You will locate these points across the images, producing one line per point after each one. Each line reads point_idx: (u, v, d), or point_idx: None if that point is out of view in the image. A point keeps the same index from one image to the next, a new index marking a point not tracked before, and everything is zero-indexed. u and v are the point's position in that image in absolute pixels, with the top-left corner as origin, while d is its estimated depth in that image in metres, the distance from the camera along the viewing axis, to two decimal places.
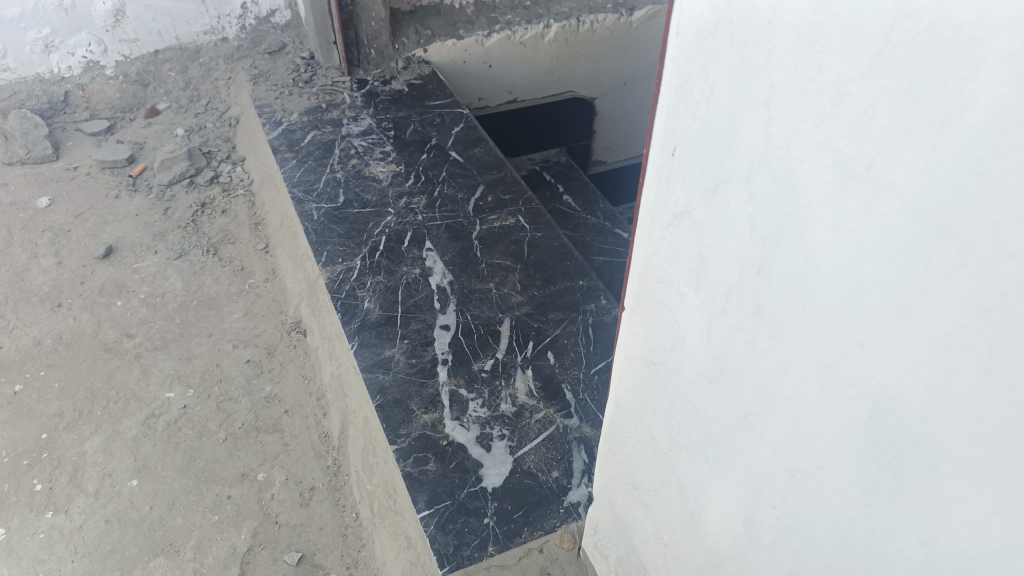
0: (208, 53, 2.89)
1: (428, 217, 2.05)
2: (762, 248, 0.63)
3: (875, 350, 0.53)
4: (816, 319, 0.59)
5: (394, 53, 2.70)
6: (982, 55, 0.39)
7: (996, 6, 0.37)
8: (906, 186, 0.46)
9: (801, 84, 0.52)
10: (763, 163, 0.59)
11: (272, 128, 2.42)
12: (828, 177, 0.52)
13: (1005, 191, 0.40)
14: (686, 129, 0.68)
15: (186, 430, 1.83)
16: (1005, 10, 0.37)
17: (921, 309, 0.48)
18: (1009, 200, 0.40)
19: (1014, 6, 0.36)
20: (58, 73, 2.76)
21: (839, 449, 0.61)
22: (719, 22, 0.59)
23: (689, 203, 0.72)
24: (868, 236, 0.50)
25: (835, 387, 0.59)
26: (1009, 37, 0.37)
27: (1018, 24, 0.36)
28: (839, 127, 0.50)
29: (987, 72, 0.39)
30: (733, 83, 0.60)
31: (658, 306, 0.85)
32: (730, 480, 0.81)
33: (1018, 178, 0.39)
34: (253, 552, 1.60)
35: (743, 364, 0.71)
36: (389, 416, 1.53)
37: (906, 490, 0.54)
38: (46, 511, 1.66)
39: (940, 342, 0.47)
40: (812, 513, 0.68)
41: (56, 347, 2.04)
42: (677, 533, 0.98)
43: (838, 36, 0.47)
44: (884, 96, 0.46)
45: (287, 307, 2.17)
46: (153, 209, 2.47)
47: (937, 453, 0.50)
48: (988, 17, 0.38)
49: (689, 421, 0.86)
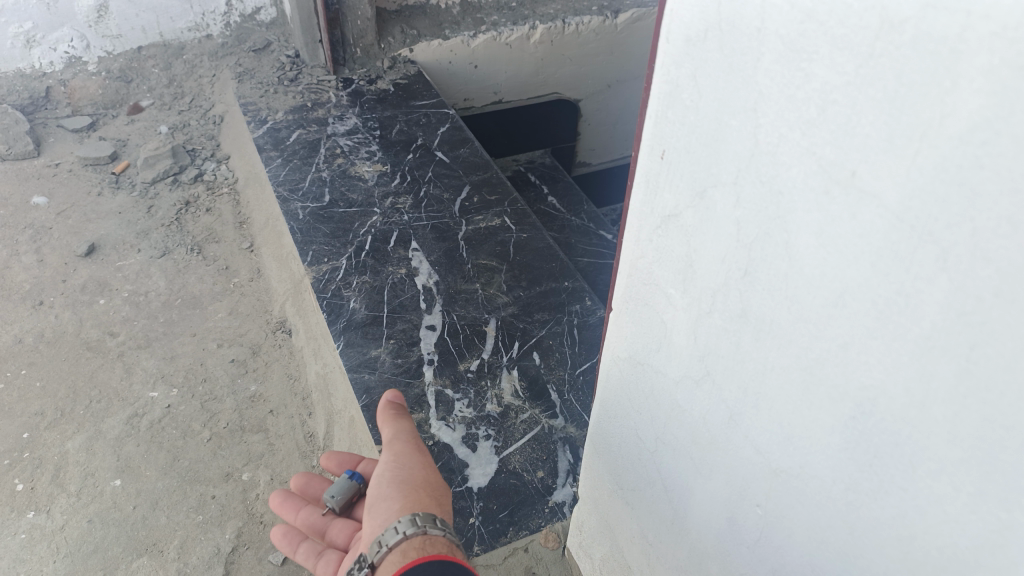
0: (193, 50, 2.87)
1: (414, 217, 2.06)
2: (748, 252, 0.65)
3: (857, 351, 0.56)
4: (800, 321, 0.61)
5: (380, 52, 2.70)
6: (964, 66, 0.41)
7: (978, 19, 0.39)
8: (889, 193, 0.48)
9: (788, 92, 0.54)
10: (751, 168, 0.61)
11: (257, 126, 2.41)
12: (814, 183, 0.54)
13: (984, 199, 0.42)
14: (675, 134, 0.70)
15: (170, 429, 1.82)
16: (987, 24, 0.39)
17: (902, 312, 0.50)
18: (989, 208, 0.42)
19: (994, 20, 0.38)
20: (39, 68, 2.73)
21: (820, 447, 0.63)
22: (708, 30, 0.61)
23: (677, 206, 0.74)
24: (851, 242, 0.53)
25: (817, 387, 0.61)
26: (989, 50, 0.39)
27: (998, 38, 0.38)
28: (825, 134, 0.52)
29: (967, 84, 0.41)
30: (721, 90, 0.62)
31: (645, 308, 0.87)
32: (714, 480, 0.83)
33: (997, 187, 0.41)
34: (237, 552, 1.60)
35: (728, 365, 0.74)
36: (374, 416, 1.54)
37: (886, 488, 0.57)
38: (28, 511, 1.65)
39: (920, 345, 0.50)
40: (794, 513, 0.70)
41: (37, 345, 2.02)
42: (661, 532, 1.01)
43: (824, 45, 0.49)
44: (868, 104, 0.48)
45: (272, 307, 2.18)
46: (136, 207, 2.45)
47: (917, 452, 0.53)
48: (970, 31, 0.40)
49: (675, 422, 0.88)
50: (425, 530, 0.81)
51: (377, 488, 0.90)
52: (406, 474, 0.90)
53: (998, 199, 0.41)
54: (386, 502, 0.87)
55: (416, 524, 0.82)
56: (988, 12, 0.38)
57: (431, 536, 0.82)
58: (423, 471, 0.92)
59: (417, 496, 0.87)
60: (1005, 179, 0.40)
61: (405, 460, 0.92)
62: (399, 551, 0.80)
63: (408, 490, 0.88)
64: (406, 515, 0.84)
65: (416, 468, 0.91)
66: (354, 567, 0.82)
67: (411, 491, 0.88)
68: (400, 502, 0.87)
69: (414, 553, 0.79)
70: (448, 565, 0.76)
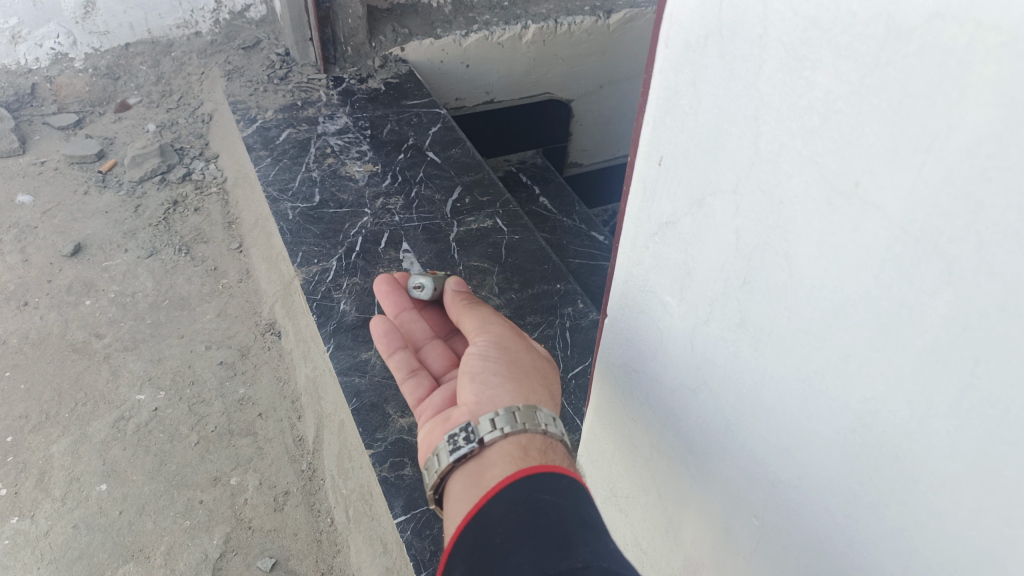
0: (181, 47, 2.83)
1: (405, 218, 2.05)
2: (747, 260, 0.65)
3: (858, 363, 0.56)
4: (800, 332, 0.61)
5: (370, 51, 2.67)
6: (972, 77, 0.40)
7: (986, 30, 0.39)
8: (893, 205, 0.48)
9: (790, 100, 0.54)
10: (751, 176, 0.61)
11: (246, 125, 2.39)
12: (815, 193, 0.54)
13: (990, 213, 0.42)
14: (673, 140, 0.70)
15: (157, 433, 1.80)
16: (996, 35, 0.38)
17: (905, 325, 0.50)
18: (996, 223, 0.41)
19: (1003, 32, 0.38)
20: (25, 64, 2.67)
21: (821, 460, 0.63)
22: (708, 36, 0.60)
23: (674, 213, 0.73)
24: (853, 252, 0.52)
25: (817, 399, 0.61)
26: (998, 62, 0.39)
27: (1006, 50, 0.38)
28: (827, 143, 0.51)
29: (975, 95, 0.40)
30: (722, 96, 0.61)
31: (640, 314, 0.87)
32: (710, 489, 0.83)
33: (1004, 202, 0.41)
34: (225, 558, 1.59)
35: (725, 374, 0.73)
36: (365, 420, 1.53)
37: (886, 502, 0.57)
38: (11, 517, 1.63)
39: (922, 357, 0.50)
40: (793, 524, 0.70)
41: (22, 347, 1.98)
42: (656, 539, 1.00)
43: (828, 54, 0.49)
44: (872, 115, 0.47)
45: (262, 308, 2.16)
46: (123, 205, 2.41)
47: (918, 467, 0.53)
48: (977, 42, 0.39)
49: (671, 429, 0.87)
50: (547, 431, 0.93)
51: (482, 358, 1.01)
52: (514, 358, 1.03)
53: (1005, 213, 0.41)
54: (497, 376, 0.99)
55: (536, 422, 0.93)
56: (999, 23, 0.38)
57: (549, 440, 0.93)
58: (532, 359, 1.06)
59: (527, 384, 1.01)
60: (1013, 193, 0.40)
61: (510, 344, 1.05)
62: (515, 442, 0.90)
63: (521, 374, 1.01)
64: (526, 410, 0.93)
65: (523, 351, 1.06)
66: (457, 434, 0.91)
67: (521, 377, 1.01)
68: (513, 384, 0.99)
69: (534, 451, 0.90)
70: (574, 485, 0.82)
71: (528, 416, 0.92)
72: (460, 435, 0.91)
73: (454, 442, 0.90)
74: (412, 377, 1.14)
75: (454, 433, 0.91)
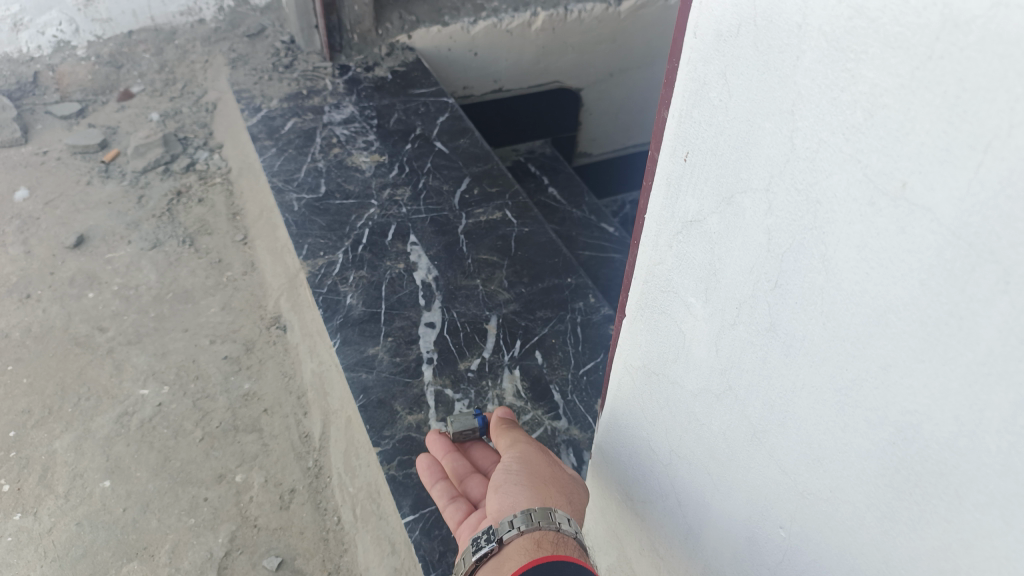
0: (185, 35, 2.80)
1: (413, 210, 2.01)
2: (779, 262, 0.61)
3: (899, 373, 0.52)
4: (836, 339, 0.57)
5: (377, 38, 2.62)
6: None
7: None
8: (944, 207, 0.44)
9: (831, 94, 0.50)
10: (785, 174, 0.57)
11: (251, 115, 2.35)
12: (856, 193, 0.50)
13: None
14: (700, 135, 0.65)
15: (161, 428, 1.78)
16: None
17: (955, 334, 0.47)
18: None
19: None
20: (27, 52, 2.63)
21: (855, 473, 0.60)
22: (742, 25, 0.56)
23: (700, 211, 0.69)
24: (898, 257, 0.49)
25: (854, 411, 0.58)
26: None
27: None
28: (872, 140, 0.48)
29: None
30: (755, 89, 0.57)
31: (661, 316, 0.83)
32: (733, 497, 0.80)
33: None
34: (230, 557, 1.57)
35: (754, 380, 0.70)
36: (373, 417, 1.51)
37: (927, 519, 0.53)
38: (15, 513, 1.61)
39: (975, 369, 0.46)
40: (821, 537, 0.67)
41: (24, 340, 1.96)
42: (673, 547, 0.97)
43: (876, 44, 0.45)
44: (924, 110, 0.43)
45: (266, 302, 2.13)
46: (127, 196, 2.38)
47: (964, 486, 0.49)
48: None
49: (692, 435, 0.84)
50: (561, 528, 0.91)
51: (505, 471, 1.00)
52: (536, 468, 1.01)
53: None
54: (517, 483, 0.98)
55: (551, 519, 0.91)
56: None
57: (564, 536, 0.91)
58: (553, 470, 1.03)
59: (549, 491, 0.98)
60: None
61: (534, 459, 1.03)
62: (529, 538, 0.90)
63: (539, 483, 0.98)
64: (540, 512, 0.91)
65: (544, 465, 1.03)
66: (479, 536, 0.91)
67: (541, 485, 0.98)
68: (531, 490, 0.97)
69: (549, 545, 0.89)
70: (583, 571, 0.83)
71: (543, 514, 0.91)
72: (481, 537, 0.91)
73: (476, 544, 0.91)
74: (452, 504, 1.09)
75: (476, 537, 0.92)
